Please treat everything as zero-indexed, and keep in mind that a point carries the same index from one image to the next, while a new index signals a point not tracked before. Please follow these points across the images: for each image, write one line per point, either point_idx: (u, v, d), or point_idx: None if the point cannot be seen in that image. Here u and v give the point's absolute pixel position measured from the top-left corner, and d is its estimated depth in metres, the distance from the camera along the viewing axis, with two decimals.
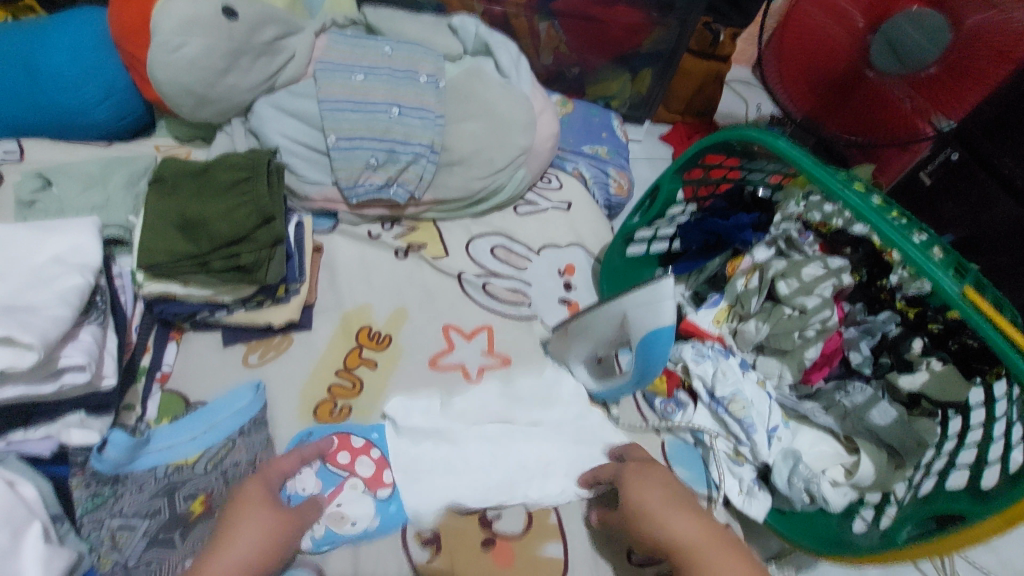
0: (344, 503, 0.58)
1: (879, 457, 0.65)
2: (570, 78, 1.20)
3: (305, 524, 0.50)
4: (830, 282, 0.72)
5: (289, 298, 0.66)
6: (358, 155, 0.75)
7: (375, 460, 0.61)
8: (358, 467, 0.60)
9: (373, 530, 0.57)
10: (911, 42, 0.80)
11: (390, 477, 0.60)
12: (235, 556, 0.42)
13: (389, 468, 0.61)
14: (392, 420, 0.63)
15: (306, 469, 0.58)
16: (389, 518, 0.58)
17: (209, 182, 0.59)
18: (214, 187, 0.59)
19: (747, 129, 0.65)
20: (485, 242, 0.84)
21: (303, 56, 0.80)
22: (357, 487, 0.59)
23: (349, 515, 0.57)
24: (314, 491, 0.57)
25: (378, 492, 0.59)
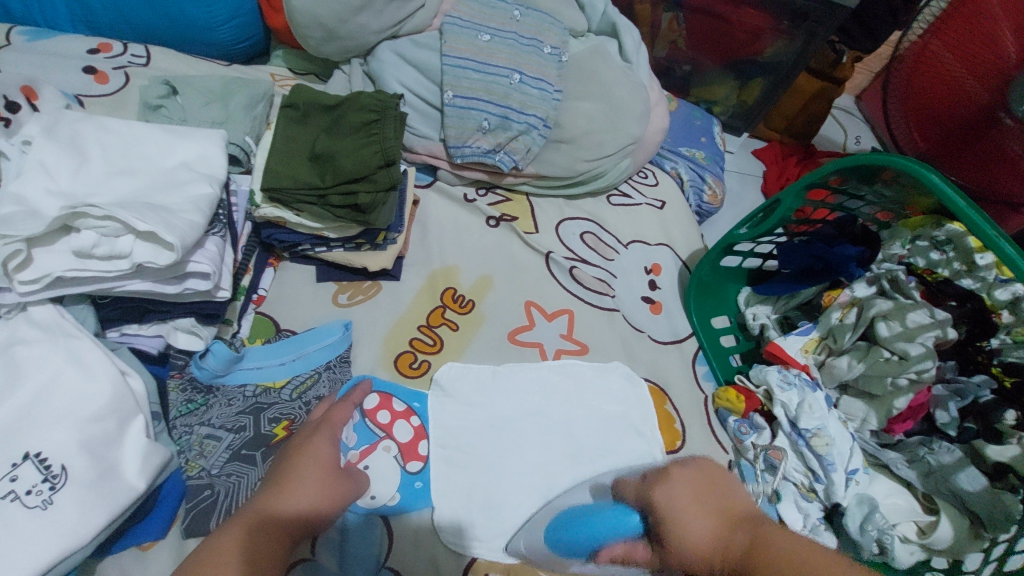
0: (374, 465, 0.56)
1: (959, 522, 0.62)
2: (677, 76, 1.16)
3: (354, 491, 0.50)
4: (933, 333, 0.67)
5: (386, 246, 0.66)
6: (472, 116, 0.74)
7: (414, 427, 0.60)
8: (395, 431, 0.59)
9: (392, 504, 0.55)
10: None
11: (426, 451, 0.59)
12: (293, 506, 0.42)
13: (426, 439, 0.60)
14: (444, 390, 0.63)
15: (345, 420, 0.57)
16: (412, 493, 0.56)
17: (341, 118, 0.60)
18: (347, 126, 0.60)
19: (893, 157, 0.61)
20: (576, 226, 0.82)
21: (432, 7, 0.79)
22: (390, 450, 0.58)
23: (376, 479, 0.55)
24: (352, 445, 0.56)
25: (408, 464, 0.58)
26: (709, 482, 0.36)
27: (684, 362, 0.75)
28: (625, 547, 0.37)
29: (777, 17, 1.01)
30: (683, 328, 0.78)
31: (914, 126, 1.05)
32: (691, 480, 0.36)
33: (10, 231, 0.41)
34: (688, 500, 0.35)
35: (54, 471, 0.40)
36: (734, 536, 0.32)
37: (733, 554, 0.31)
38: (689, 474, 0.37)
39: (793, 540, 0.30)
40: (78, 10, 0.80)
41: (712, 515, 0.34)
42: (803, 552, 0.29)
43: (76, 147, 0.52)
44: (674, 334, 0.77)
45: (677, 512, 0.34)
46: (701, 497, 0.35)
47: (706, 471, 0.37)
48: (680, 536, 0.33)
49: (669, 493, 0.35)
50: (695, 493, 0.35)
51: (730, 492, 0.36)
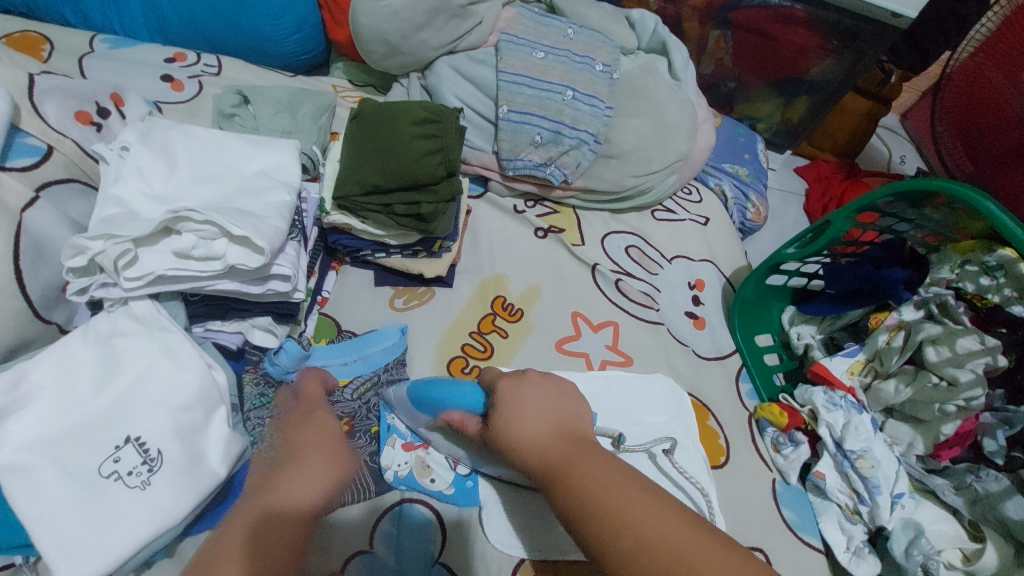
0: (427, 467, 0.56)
1: (1003, 550, 0.61)
2: (721, 92, 1.16)
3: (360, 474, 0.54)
4: (984, 360, 0.65)
5: (441, 254, 0.69)
6: (525, 130, 0.76)
7: None
8: None
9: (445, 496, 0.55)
10: None
11: None
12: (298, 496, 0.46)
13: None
14: None
15: (400, 418, 0.58)
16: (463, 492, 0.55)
17: (399, 122, 0.62)
18: (405, 118, 0.63)
19: (944, 182, 0.62)
20: (621, 239, 0.84)
21: (489, 24, 0.82)
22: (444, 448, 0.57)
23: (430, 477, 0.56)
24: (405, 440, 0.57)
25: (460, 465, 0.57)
26: (554, 398, 0.48)
27: (727, 378, 0.75)
28: (463, 416, 0.51)
29: (825, 37, 1.02)
30: (726, 344, 0.78)
31: (966, 149, 1.02)
32: (539, 397, 0.47)
33: (120, 232, 0.45)
34: (535, 406, 0.46)
35: (152, 454, 0.44)
36: (556, 442, 0.44)
37: (553, 450, 0.43)
38: (545, 387, 0.48)
39: (601, 461, 0.41)
40: (157, 21, 0.85)
41: (549, 421, 0.45)
42: (598, 469, 0.40)
43: (168, 153, 0.56)
44: (717, 350, 0.77)
45: (525, 410, 0.46)
46: (546, 418, 0.45)
47: (558, 394, 0.48)
48: (512, 428, 0.45)
49: (521, 397, 0.47)
50: (539, 399, 0.47)
51: (570, 411, 0.47)
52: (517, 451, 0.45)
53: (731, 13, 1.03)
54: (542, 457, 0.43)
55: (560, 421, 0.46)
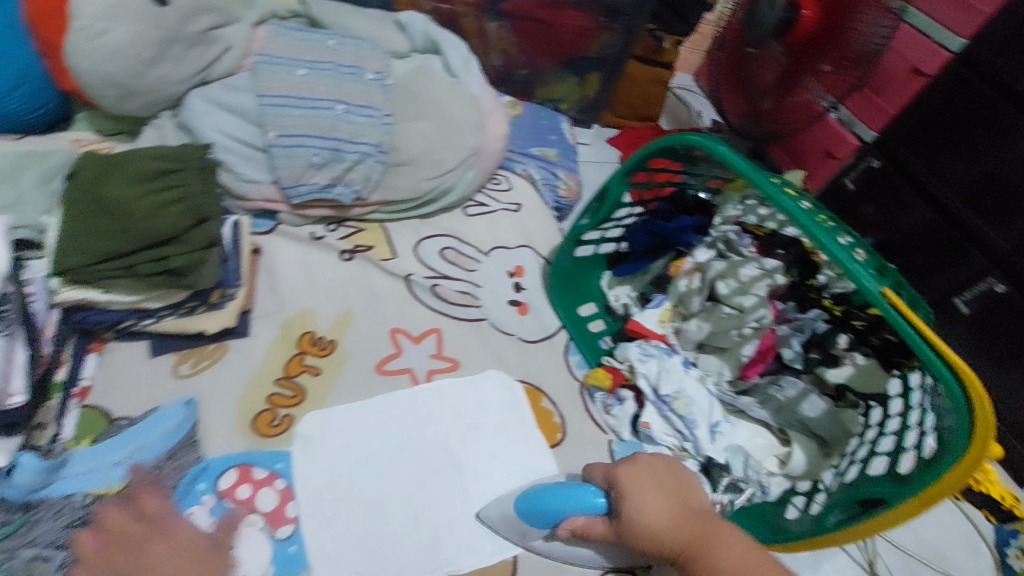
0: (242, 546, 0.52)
1: (808, 446, 0.70)
2: (518, 80, 1.20)
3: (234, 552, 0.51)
4: (764, 282, 0.76)
5: (225, 303, 0.62)
6: (300, 153, 0.71)
7: (279, 492, 0.56)
8: (259, 501, 0.55)
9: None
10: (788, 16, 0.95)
11: (295, 511, 0.55)
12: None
13: (294, 500, 0.56)
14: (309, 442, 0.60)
15: (198, 505, 0.53)
16: (284, 559, 0.53)
17: (130, 171, 0.56)
18: (136, 172, 0.56)
19: (690, 135, 0.67)
20: (434, 244, 0.83)
21: (240, 48, 0.77)
22: (255, 524, 0.53)
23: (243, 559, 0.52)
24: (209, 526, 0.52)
25: (278, 531, 0.54)
26: (664, 484, 0.49)
27: (556, 355, 0.77)
28: (586, 521, 0.51)
29: (593, 15, 1.09)
30: (551, 323, 0.80)
31: (725, 90, 1.18)
32: (652, 473, 0.50)
33: None
34: (648, 492, 0.48)
35: None
36: (683, 527, 0.46)
37: (684, 534, 0.46)
38: (647, 477, 0.50)
39: (729, 540, 0.45)
40: None
41: (671, 509, 0.47)
42: (734, 552, 0.44)
43: None
44: (543, 330, 0.79)
45: (656, 513, 0.47)
46: (664, 499, 0.48)
47: (666, 471, 0.51)
48: (642, 525, 0.46)
49: (637, 488, 0.48)
50: (651, 489, 0.48)
51: (676, 484, 0.50)
52: (651, 542, 0.46)
53: (502, 4, 1.06)
54: (676, 542, 0.46)
55: (681, 501, 0.48)
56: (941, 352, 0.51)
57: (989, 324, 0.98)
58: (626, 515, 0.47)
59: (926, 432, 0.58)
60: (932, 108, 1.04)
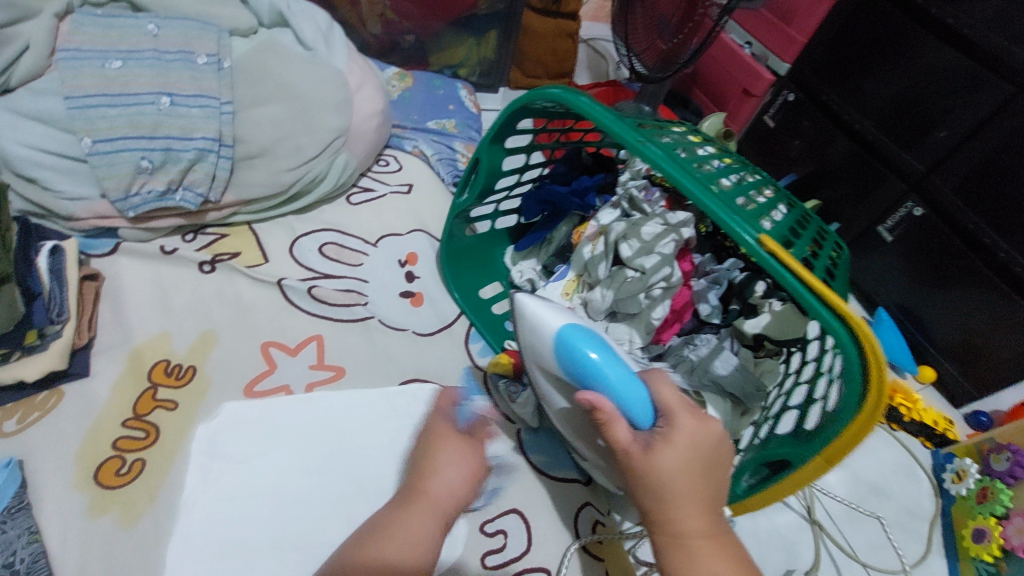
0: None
1: (725, 408, 0.65)
2: (408, 48, 1.11)
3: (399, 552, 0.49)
4: (670, 238, 0.71)
5: (48, 345, 0.55)
6: (124, 158, 0.62)
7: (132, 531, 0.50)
8: None
9: None
10: None
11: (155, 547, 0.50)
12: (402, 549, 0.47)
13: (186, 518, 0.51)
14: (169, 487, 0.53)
15: None
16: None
17: None
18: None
19: (549, 88, 0.58)
20: (313, 241, 0.75)
21: (42, 45, 0.65)
22: None
23: None
24: None
25: None
26: (708, 466, 0.41)
27: (457, 345, 0.72)
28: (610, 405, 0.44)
29: None
30: (449, 311, 0.74)
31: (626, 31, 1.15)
32: (708, 437, 0.42)
33: None
34: (693, 458, 0.41)
35: None
36: (707, 520, 0.40)
37: (704, 530, 0.40)
38: (699, 444, 0.42)
39: (737, 556, 0.39)
40: None
41: (706, 492, 0.41)
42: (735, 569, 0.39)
43: None
44: (441, 320, 0.73)
45: (676, 472, 0.40)
46: (701, 478, 0.41)
47: (719, 451, 0.43)
48: (667, 492, 0.40)
49: (686, 446, 0.41)
50: (692, 462, 0.41)
51: (720, 468, 0.42)
52: (661, 509, 0.40)
53: None
54: (688, 533, 0.39)
55: (715, 492, 0.42)
56: (829, 304, 0.46)
57: (915, 249, 0.95)
58: (652, 465, 0.41)
59: (832, 381, 0.55)
60: (844, 28, 0.97)
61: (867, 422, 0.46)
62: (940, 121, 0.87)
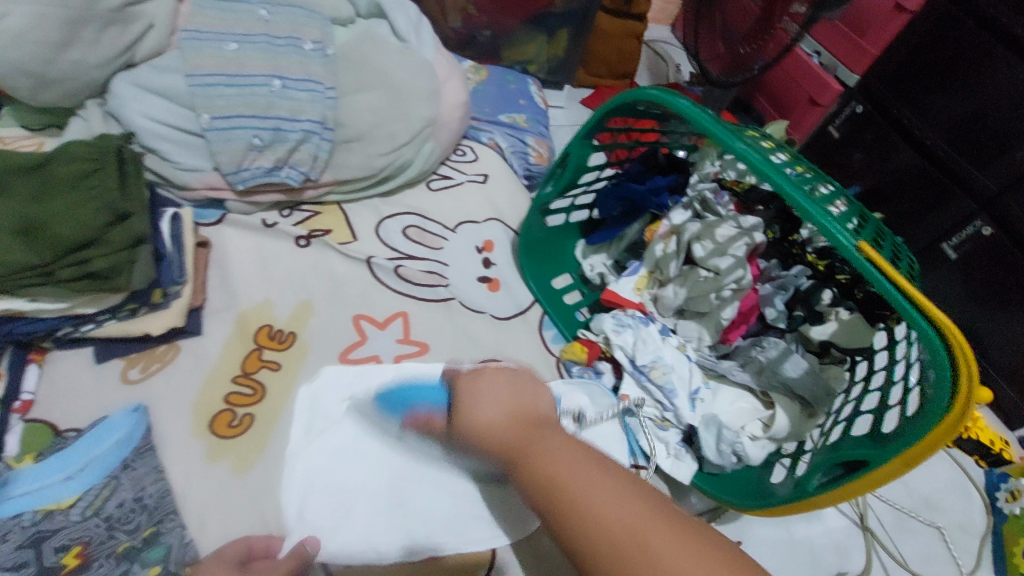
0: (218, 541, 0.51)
1: (792, 409, 0.68)
2: (483, 42, 1.14)
3: None
4: (743, 241, 0.73)
5: (170, 303, 0.59)
6: (238, 136, 0.67)
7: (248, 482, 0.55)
8: None
9: None
10: None
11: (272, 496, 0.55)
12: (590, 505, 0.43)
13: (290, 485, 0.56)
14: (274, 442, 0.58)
15: None
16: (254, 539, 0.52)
17: (49, 179, 0.52)
18: (58, 179, 0.52)
19: (648, 90, 0.60)
20: (397, 223, 0.79)
21: (164, 24, 0.70)
22: None
23: None
24: None
25: None
26: (516, 386, 0.45)
27: (531, 331, 0.75)
28: (428, 412, 0.51)
29: None
30: (524, 297, 0.78)
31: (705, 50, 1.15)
32: (499, 375, 0.46)
33: None
34: (495, 395, 0.44)
35: None
36: (508, 427, 0.42)
37: (509, 436, 0.41)
38: (503, 376, 0.46)
39: (569, 445, 0.39)
40: None
41: (511, 410, 0.43)
42: (572, 454, 0.38)
43: None
44: (517, 306, 0.77)
45: (478, 402, 0.44)
46: (505, 402, 0.43)
47: (525, 382, 0.46)
48: (468, 417, 0.43)
49: (473, 385, 0.45)
50: (496, 389, 0.44)
51: (533, 396, 0.45)
52: (470, 428, 0.43)
53: None
54: (508, 442, 0.41)
55: (522, 410, 0.43)
56: (945, 334, 0.47)
57: (977, 268, 0.95)
58: (458, 405, 0.45)
59: (911, 389, 0.56)
60: (922, 43, 0.96)
61: (939, 439, 0.47)
62: (1016, 139, 0.86)
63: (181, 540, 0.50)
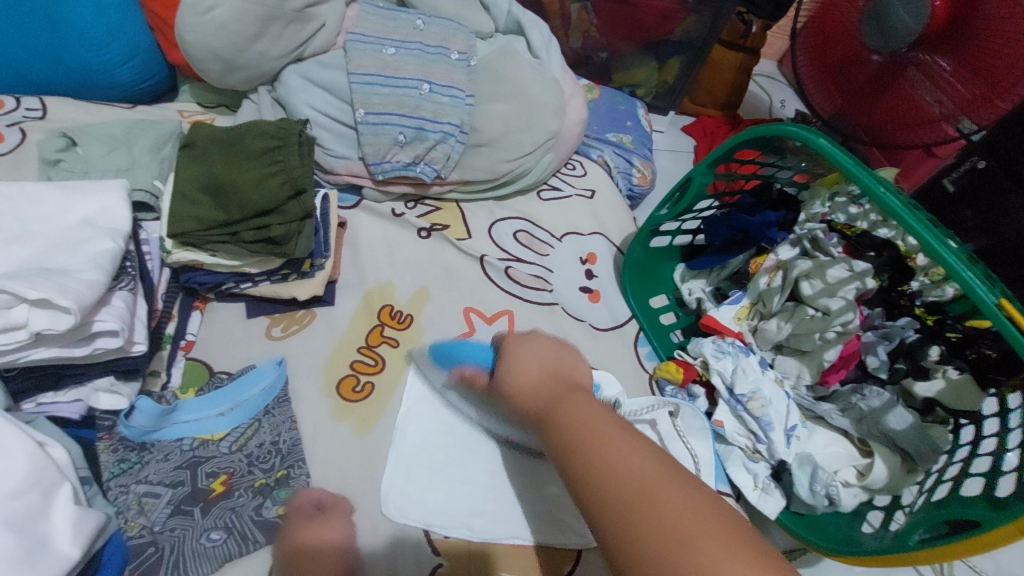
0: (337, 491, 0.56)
1: (892, 461, 0.66)
2: (596, 64, 1.18)
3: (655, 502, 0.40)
4: (853, 285, 0.72)
5: (314, 273, 0.65)
6: (387, 131, 0.73)
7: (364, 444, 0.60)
8: None
9: None
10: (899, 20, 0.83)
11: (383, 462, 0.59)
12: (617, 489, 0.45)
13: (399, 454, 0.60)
14: (388, 412, 0.62)
15: None
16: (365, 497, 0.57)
17: (240, 148, 0.59)
18: (247, 151, 0.59)
19: (787, 126, 0.63)
20: (508, 226, 0.83)
21: (334, 26, 0.78)
22: None
23: None
24: None
25: None
26: (553, 363, 0.51)
27: (626, 345, 0.78)
28: (475, 369, 0.58)
29: None
30: (622, 312, 0.81)
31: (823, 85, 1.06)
32: (543, 348, 0.53)
33: None
34: (527, 358, 0.51)
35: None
36: (541, 385, 0.48)
37: (542, 398, 0.47)
38: (534, 352, 0.52)
39: (587, 402, 0.44)
40: None
41: (544, 373, 0.49)
42: (587, 408, 0.44)
43: None
44: (614, 319, 0.80)
45: (523, 367, 0.51)
46: (539, 367, 0.50)
47: (557, 353, 0.53)
48: (510, 374, 0.51)
49: (516, 348, 0.53)
50: (528, 359, 0.51)
51: (568, 370, 0.51)
52: (515, 395, 0.49)
53: None
54: (535, 399, 0.47)
55: (551, 372, 0.50)
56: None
57: None
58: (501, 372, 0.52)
59: None
60: None
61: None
62: None
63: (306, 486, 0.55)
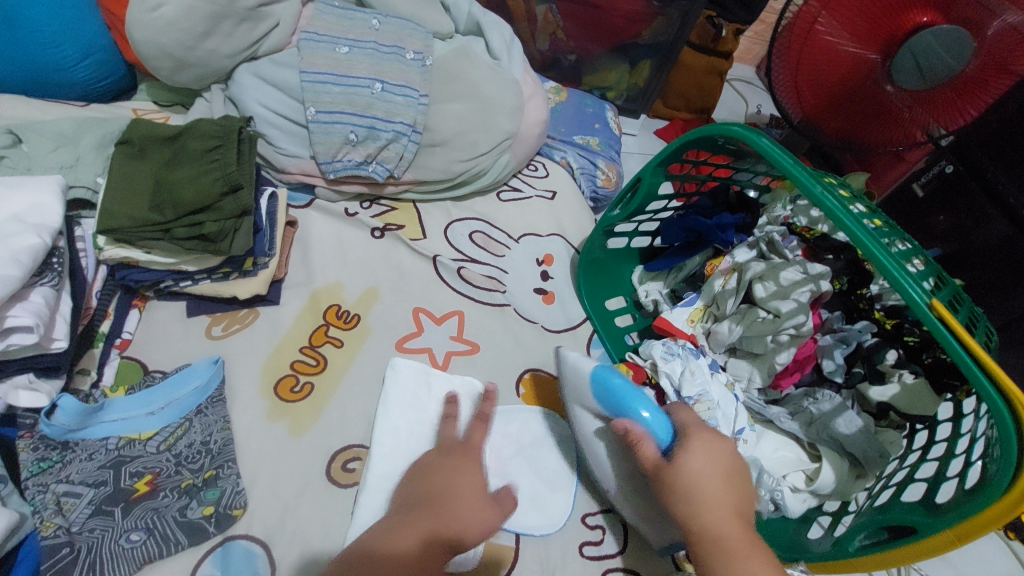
0: (264, 490, 0.55)
1: (840, 466, 0.65)
2: (566, 66, 1.19)
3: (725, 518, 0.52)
4: (807, 288, 0.71)
5: (257, 272, 0.65)
6: (337, 130, 0.73)
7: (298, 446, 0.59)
8: None
9: None
10: (935, 61, 0.75)
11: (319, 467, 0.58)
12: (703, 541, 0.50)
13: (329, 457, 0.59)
14: (326, 414, 0.61)
15: None
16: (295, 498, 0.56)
17: (180, 149, 0.60)
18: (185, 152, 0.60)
19: (731, 125, 0.62)
20: (464, 227, 0.83)
21: (288, 25, 0.78)
22: None
23: None
24: None
25: None
26: (730, 474, 0.49)
27: (578, 347, 0.78)
28: (643, 433, 0.52)
29: None
30: (576, 314, 0.81)
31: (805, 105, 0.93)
32: (722, 453, 0.50)
33: None
34: (713, 472, 0.49)
35: None
36: (727, 517, 0.47)
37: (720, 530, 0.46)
38: (717, 456, 0.50)
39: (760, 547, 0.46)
40: None
41: (726, 481, 0.49)
42: (753, 552, 0.45)
43: None
44: (567, 321, 0.80)
45: (702, 479, 0.48)
46: (720, 483, 0.48)
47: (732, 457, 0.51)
48: (693, 491, 0.48)
49: (703, 452, 0.50)
50: (710, 467, 0.49)
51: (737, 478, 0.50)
52: (691, 511, 0.47)
53: None
54: (709, 533, 0.46)
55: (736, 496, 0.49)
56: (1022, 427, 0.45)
57: None
58: (682, 470, 0.49)
59: (972, 462, 0.53)
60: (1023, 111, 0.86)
61: (989, 522, 0.46)
62: None
63: (234, 488, 0.54)
